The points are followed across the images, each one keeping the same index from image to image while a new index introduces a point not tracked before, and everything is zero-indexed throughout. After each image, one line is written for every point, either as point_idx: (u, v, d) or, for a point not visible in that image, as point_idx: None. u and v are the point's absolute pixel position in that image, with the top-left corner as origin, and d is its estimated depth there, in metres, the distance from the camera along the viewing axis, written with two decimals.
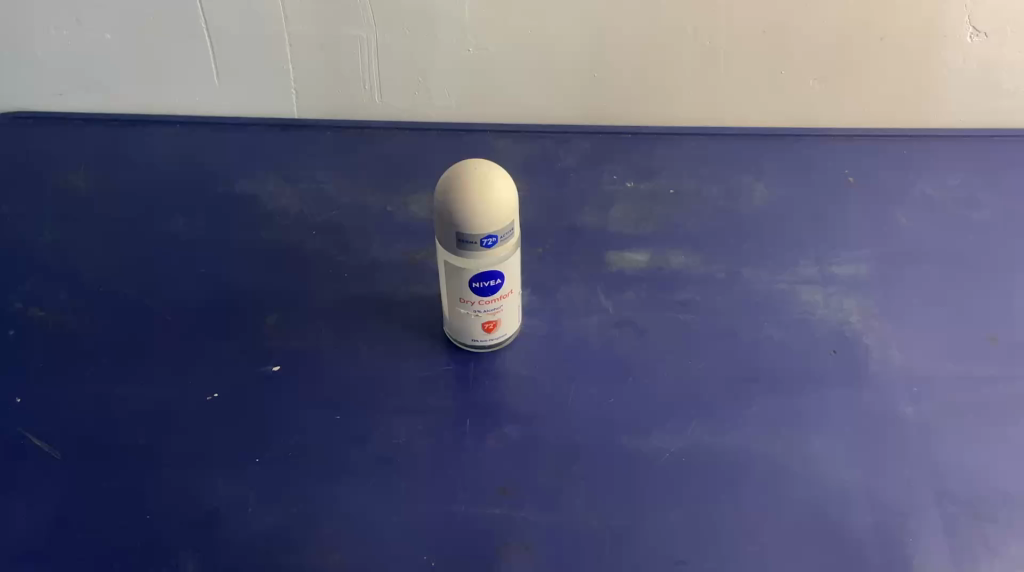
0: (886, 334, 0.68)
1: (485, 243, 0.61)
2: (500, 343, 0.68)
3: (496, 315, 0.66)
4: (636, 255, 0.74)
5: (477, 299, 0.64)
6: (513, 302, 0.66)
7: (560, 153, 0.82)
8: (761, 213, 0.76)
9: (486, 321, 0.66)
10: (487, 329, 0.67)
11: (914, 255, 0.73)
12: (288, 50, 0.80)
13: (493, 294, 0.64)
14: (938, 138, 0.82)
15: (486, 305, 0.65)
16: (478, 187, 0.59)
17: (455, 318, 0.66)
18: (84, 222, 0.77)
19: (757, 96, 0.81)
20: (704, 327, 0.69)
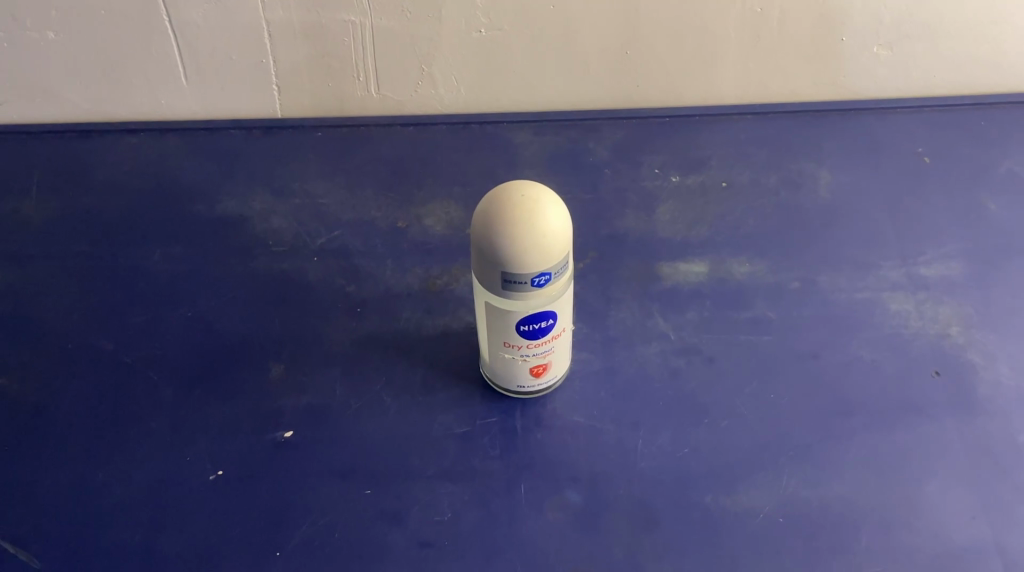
0: (993, 346, 0.59)
1: (535, 281, 0.50)
2: (549, 387, 0.58)
3: (547, 358, 0.56)
4: (693, 266, 0.64)
5: (525, 343, 0.54)
6: (565, 341, 0.56)
7: (590, 143, 0.71)
8: (829, 206, 0.67)
9: (534, 365, 0.56)
10: (536, 374, 0.56)
11: (1011, 248, 0.63)
12: (267, 41, 0.68)
13: (544, 336, 0.54)
14: (1017, 104, 0.72)
15: (535, 348, 0.55)
16: (530, 215, 0.48)
17: (497, 363, 0.56)
18: (42, 260, 0.65)
19: (811, 67, 0.71)
20: (782, 351, 0.60)
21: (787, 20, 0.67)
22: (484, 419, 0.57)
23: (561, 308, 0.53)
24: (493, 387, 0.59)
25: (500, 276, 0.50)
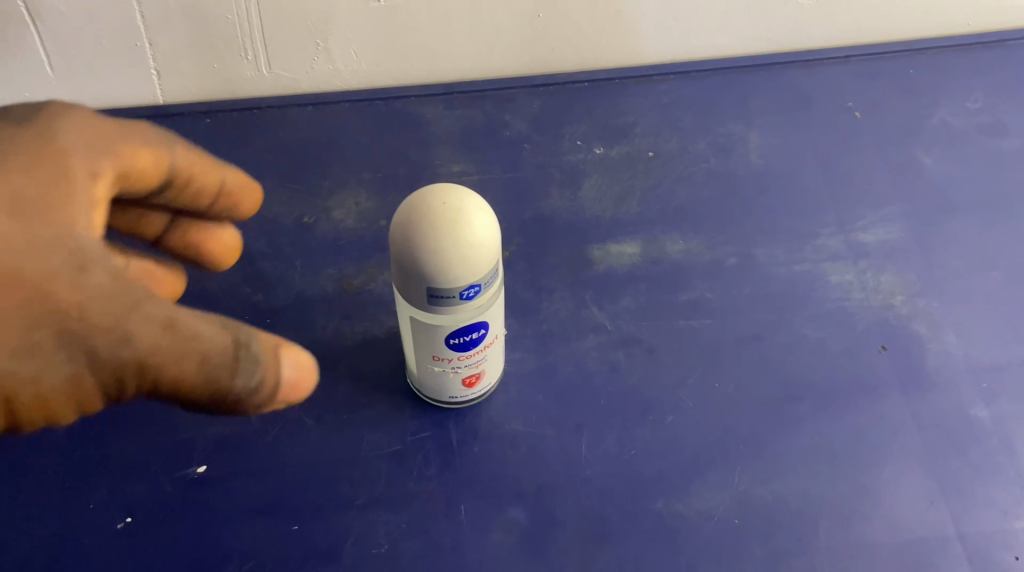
0: (938, 314, 0.57)
1: (464, 294, 0.45)
2: (483, 393, 0.54)
3: (479, 367, 0.51)
4: (625, 246, 0.60)
5: (456, 355, 0.50)
6: (498, 347, 0.52)
7: (506, 115, 0.67)
8: (761, 171, 0.63)
9: (466, 375, 0.52)
10: (468, 383, 0.52)
11: (948, 207, 0.61)
12: (140, 22, 0.61)
13: (475, 347, 0.50)
14: (942, 47, 0.69)
15: (466, 359, 0.50)
16: (447, 228, 0.43)
17: (426, 375, 0.52)
18: None
19: (733, 21, 0.66)
20: (724, 335, 0.57)
21: None
22: (415, 436, 0.53)
23: (491, 316, 0.49)
24: (422, 397, 0.54)
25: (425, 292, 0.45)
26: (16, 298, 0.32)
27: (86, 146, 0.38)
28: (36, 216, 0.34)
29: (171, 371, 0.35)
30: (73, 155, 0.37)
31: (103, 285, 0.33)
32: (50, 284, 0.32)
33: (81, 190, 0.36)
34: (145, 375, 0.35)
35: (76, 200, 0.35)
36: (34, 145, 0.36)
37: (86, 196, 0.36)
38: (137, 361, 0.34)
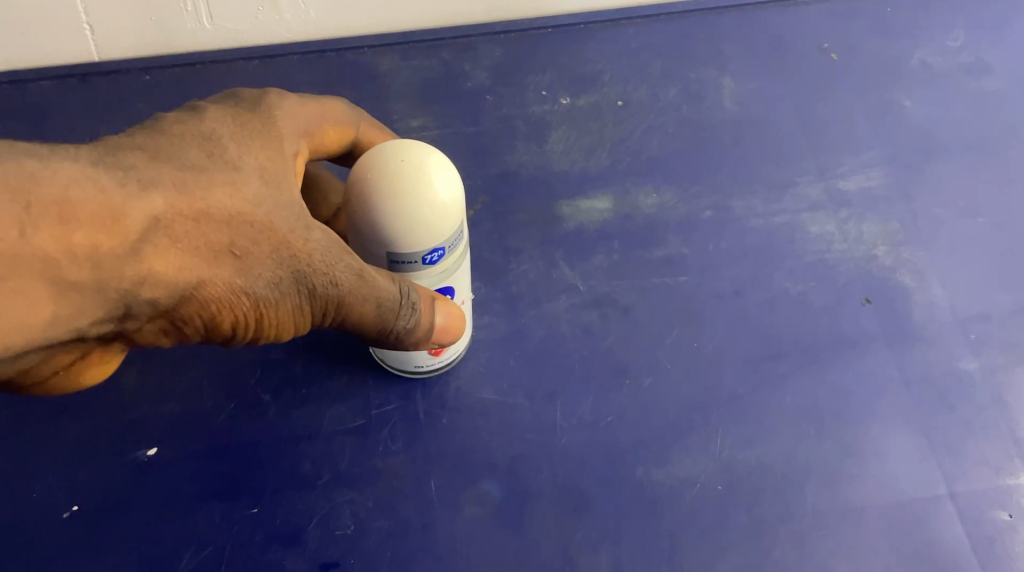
0: (923, 264, 0.55)
1: (423, 257, 0.42)
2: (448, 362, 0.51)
3: (447, 334, 0.48)
4: (596, 202, 0.57)
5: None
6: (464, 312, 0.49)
7: (466, 65, 0.63)
8: (735, 117, 0.60)
9: (432, 344, 0.49)
10: (435, 352, 0.49)
11: (930, 151, 0.59)
12: None
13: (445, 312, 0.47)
14: None
15: None
16: (404, 191, 0.39)
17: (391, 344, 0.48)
18: None
19: None
20: (701, 292, 0.54)
21: None
22: (380, 408, 0.50)
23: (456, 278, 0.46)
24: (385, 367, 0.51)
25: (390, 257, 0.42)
26: (228, 251, 0.35)
27: (275, 112, 0.40)
28: (266, 179, 0.36)
29: (360, 306, 0.39)
30: (281, 125, 0.39)
31: (322, 241, 0.37)
32: (263, 239, 0.35)
33: (291, 158, 0.39)
34: (331, 307, 0.39)
35: (282, 158, 0.38)
36: (243, 118, 0.39)
37: (291, 160, 0.39)
38: (342, 297, 0.38)
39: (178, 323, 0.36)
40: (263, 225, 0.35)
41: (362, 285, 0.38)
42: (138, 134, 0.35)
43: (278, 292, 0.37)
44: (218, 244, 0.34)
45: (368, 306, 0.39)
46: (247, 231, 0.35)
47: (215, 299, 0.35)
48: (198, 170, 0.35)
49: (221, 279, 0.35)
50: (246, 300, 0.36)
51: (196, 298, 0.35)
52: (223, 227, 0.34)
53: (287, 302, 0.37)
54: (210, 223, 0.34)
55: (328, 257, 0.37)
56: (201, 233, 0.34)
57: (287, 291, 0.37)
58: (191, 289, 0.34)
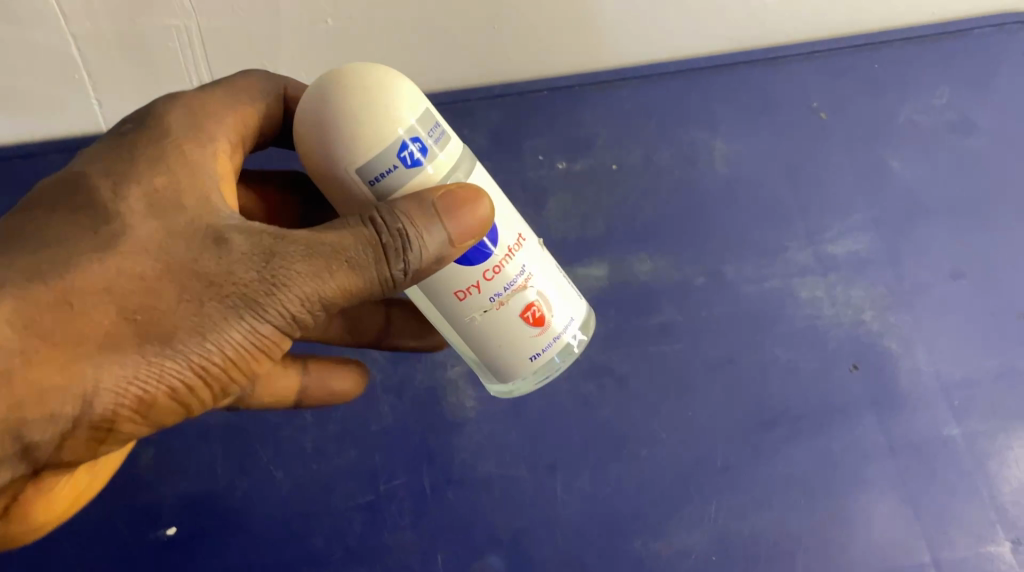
0: (909, 328, 0.57)
1: (416, 155, 0.33)
2: (565, 326, 0.39)
3: (532, 290, 0.38)
4: (593, 270, 0.59)
5: (493, 280, 0.36)
6: (539, 257, 0.39)
7: (465, 131, 0.64)
8: (727, 181, 0.62)
9: (517, 309, 0.37)
10: (536, 321, 0.38)
11: (917, 212, 0.60)
12: (76, 56, 0.57)
13: (498, 256, 0.36)
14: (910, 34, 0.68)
15: (497, 275, 0.36)
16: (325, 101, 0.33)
17: (482, 346, 0.38)
18: None
19: (695, 24, 0.64)
20: (696, 359, 0.56)
21: None
22: (388, 483, 0.52)
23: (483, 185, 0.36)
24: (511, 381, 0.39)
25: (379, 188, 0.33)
26: (134, 315, 0.31)
27: (182, 138, 0.36)
28: (150, 213, 0.33)
29: (326, 283, 0.33)
30: (189, 146, 0.36)
31: (240, 248, 0.32)
32: (161, 284, 0.31)
33: (205, 165, 0.36)
34: (303, 307, 0.33)
35: (192, 179, 0.34)
36: (134, 146, 0.35)
37: (207, 173, 0.35)
38: (301, 291, 0.33)
39: (151, 412, 0.32)
40: (162, 266, 0.32)
41: (308, 267, 0.33)
42: (14, 224, 0.33)
43: (219, 319, 0.32)
44: (117, 309, 0.31)
45: (330, 283, 0.33)
46: (145, 277, 0.31)
47: (149, 365, 0.31)
48: (63, 245, 0.31)
49: (139, 343, 0.31)
50: (188, 350, 0.31)
51: (126, 378, 0.31)
52: (118, 289, 0.31)
53: (238, 330, 0.32)
54: (100, 294, 0.31)
55: (248, 267, 0.32)
56: (89, 313, 0.30)
57: (233, 315, 0.32)
58: (108, 367, 0.30)
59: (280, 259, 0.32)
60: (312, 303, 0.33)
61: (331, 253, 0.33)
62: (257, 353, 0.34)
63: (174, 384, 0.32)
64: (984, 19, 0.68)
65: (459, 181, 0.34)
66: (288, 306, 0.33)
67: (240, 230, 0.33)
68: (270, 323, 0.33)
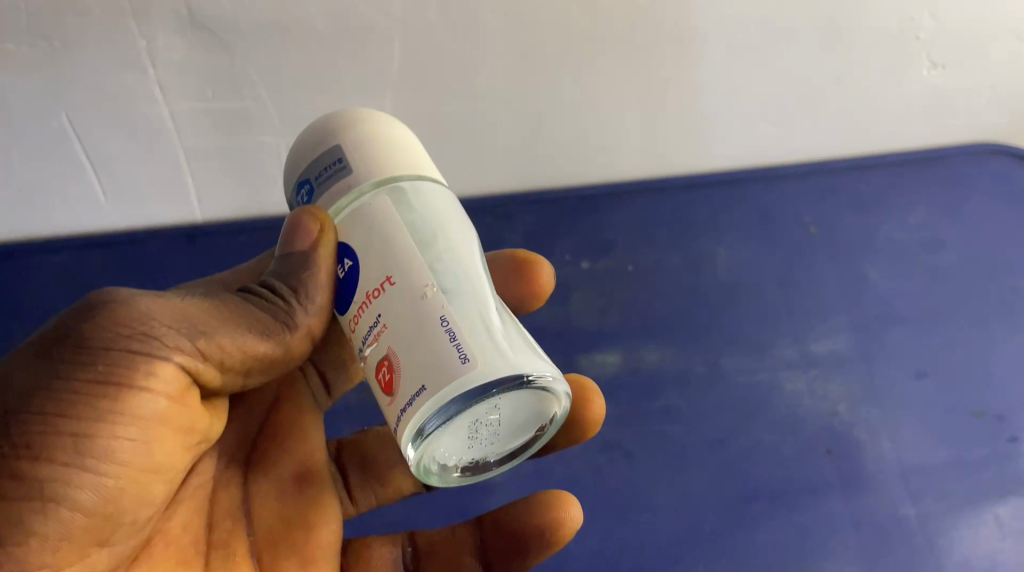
0: (876, 420, 0.66)
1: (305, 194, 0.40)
2: (414, 393, 0.33)
3: (384, 346, 0.35)
4: (608, 357, 0.69)
5: (355, 329, 0.37)
6: (410, 309, 0.34)
7: (505, 232, 0.76)
8: (727, 285, 0.73)
9: (376, 363, 0.35)
10: (386, 384, 0.35)
11: (887, 320, 0.72)
12: (184, 163, 0.69)
13: (360, 302, 0.37)
14: (892, 162, 0.82)
15: (360, 321, 0.37)
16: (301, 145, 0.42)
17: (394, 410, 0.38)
18: None
19: (710, 146, 0.77)
20: (694, 439, 0.65)
21: (684, 115, 0.73)
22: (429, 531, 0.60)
23: (370, 227, 0.37)
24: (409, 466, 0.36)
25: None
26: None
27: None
28: None
29: (174, 310, 0.37)
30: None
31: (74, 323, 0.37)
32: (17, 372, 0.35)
33: None
34: (159, 328, 0.36)
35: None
36: None
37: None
38: (139, 315, 0.36)
39: (26, 497, 0.33)
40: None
41: (162, 303, 0.37)
42: None
43: (56, 370, 0.34)
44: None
45: (180, 310, 0.37)
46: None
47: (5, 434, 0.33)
48: None
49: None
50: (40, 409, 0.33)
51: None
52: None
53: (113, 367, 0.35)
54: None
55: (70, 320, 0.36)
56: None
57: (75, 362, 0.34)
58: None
59: (98, 302, 0.36)
60: (166, 326, 0.36)
61: (161, 298, 0.38)
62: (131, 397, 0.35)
63: (36, 448, 0.33)
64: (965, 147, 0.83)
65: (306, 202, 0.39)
66: (131, 332, 0.35)
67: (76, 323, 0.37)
68: (121, 352, 0.35)
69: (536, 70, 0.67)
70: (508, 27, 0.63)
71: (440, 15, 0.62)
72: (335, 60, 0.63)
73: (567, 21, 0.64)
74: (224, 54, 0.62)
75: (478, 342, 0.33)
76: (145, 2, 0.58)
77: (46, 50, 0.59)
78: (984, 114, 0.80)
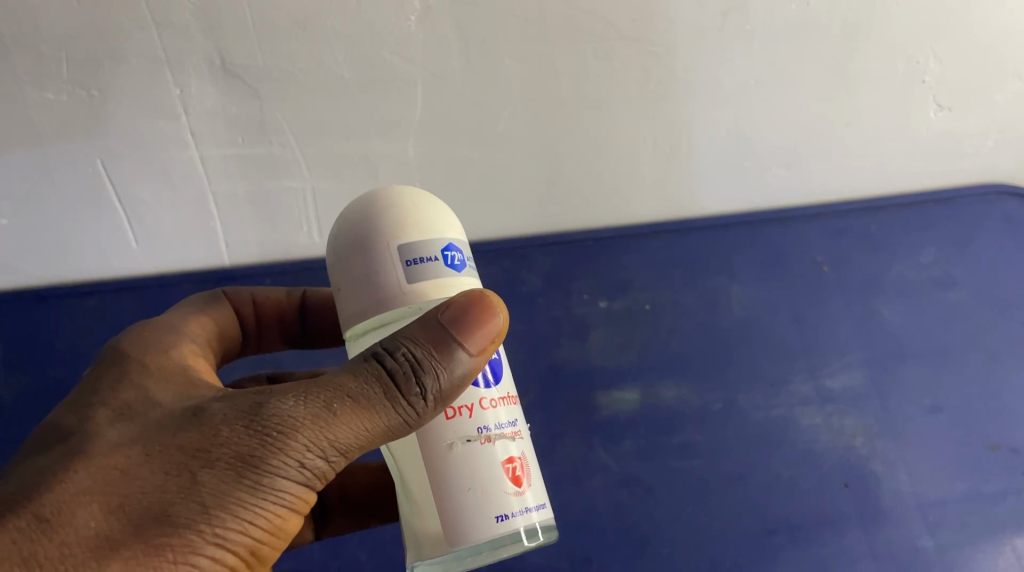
0: (891, 454, 0.67)
1: (449, 258, 0.39)
2: (540, 506, 0.39)
3: (516, 449, 0.39)
4: (627, 394, 0.70)
5: (486, 412, 0.39)
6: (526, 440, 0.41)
7: (524, 271, 0.78)
8: (740, 323, 0.75)
9: (507, 458, 0.38)
10: (514, 478, 0.38)
11: (901, 355, 0.73)
12: (214, 212, 0.71)
13: (497, 397, 0.40)
14: (900, 206, 0.84)
15: (491, 407, 0.39)
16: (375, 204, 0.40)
17: (457, 482, 0.37)
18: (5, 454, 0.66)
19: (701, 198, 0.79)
20: (712, 475, 0.65)
21: (695, 162, 0.76)
22: None
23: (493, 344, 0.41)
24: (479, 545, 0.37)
25: (419, 273, 0.38)
26: (124, 508, 0.31)
27: (140, 347, 0.41)
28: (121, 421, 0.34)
29: (327, 430, 0.34)
30: (154, 343, 0.41)
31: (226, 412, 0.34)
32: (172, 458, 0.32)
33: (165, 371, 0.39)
34: (309, 455, 0.34)
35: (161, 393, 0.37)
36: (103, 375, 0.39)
37: (175, 375, 0.38)
38: (298, 440, 0.33)
39: None
40: (143, 456, 0.32)
41: (314, 408, 0.34)
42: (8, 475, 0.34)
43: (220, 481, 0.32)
44: (110, 507, 0.31)
45: (335, 428, 0.34)
46: (129, 470, 0.32)
47: (173, 545, 0.30)
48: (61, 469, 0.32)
49: (149, 529, 0.30)
50: (203, 520, 0.31)
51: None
52: (103, 491, 0.31)
53: (265, 478, 0.33)
54: (86, 502, 0.31)
55: (233, 431, 0.33)
56: (76, 518, 0.30)
57: (234, 479, 0.32)
58: (111, 557, 0.29)
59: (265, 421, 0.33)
60: (318, 452, 0.34)
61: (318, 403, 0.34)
62: (271, 509, 0.33)
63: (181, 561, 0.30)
64: (972, 189, 0.85)
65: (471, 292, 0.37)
66: (285, 457, 0.33)
67: (218, 406, 0.34)
68: (270, 469, 0.33)
69: (558, 121, 0.70)
70: (529, 77, 0.67)
71: (462, 62, 0.65)
72: (363, 104, 0.66)
73: (585, 72, 0.67)
74: (254, 101, 0.64)
75: None
76: (179, 54, 0.61)
77: (84, 99, 0.62)
78: (993, 152, 0.82)
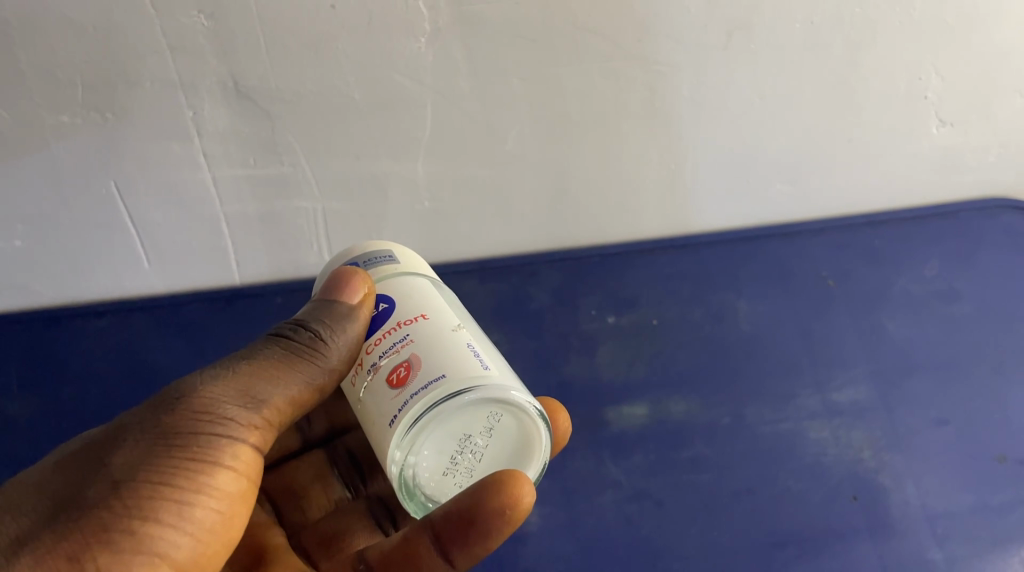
0: (899, 467, 0.67)
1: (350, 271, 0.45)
2: (432, 379, 0.37)
3: (409, 352, 0.39)
4: (635, 409, 0.71)
5: (376, 344, 0.40)
6: (444, 333, 0.39)
7: (530, 289, 0.80)
8: (746, 337, 0.76)
9: (393, 368, 0.39)
10: (397, 380, 0.38)
11: (907, 369, 0.74)
12: (225, 230, 0.72)
13: (388, 325, 0.40)
14: (902, 219, 0.86)
15: (384, 338, 0.40)
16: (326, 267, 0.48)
17: (369, 416, 0.40)
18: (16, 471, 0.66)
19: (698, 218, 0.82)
20: (720, 488, 0.65)
21: (696, 177, 0.76)
22: None
23: (408, 289, 0.42)
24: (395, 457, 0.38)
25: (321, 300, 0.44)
26: (49, 511, 0.36)
27: None
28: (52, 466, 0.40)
29: (223, 395, 0.38)
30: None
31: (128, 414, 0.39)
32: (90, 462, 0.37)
33: None
34: (215, 413, 0.38)
35: None
36: None
37: None
38: (196, 405, 0.38)
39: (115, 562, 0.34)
40: (66, 473, 0.37)
41: (206, 384, 0.38)
42: None
43: (131, 455, 0.36)
44: (36, 515, 0.36)
45: (230, 391, 0.38)
46: (54, 485, 0.37)
47: (94, 515, 0.35)
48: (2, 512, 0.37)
49: (72, 514, 0.35)
50: (119, 490, 0.35)
51: (79, 547, 0.34)
52: (32, 506, 0.36)
53: (175, 443, 0.37)
54: (18, 518, 0.36)
55: (139, 418, 0.38)
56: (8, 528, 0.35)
57: (144, 450, 0.37)
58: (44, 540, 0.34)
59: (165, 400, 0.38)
60: (221, 413, 0.38)
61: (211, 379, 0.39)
62: (192, 470, 0.37)
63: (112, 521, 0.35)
64: (975, 203, 0.87)
65: (339, 276, 0.42)
66: (200, 413, 0.38)
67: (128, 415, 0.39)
68: (179, 434, 0.37)
69: (566, 141, 0.71)
70: (538, 96, 0.67)
71: (470, 83, 0.65)
72: (373, 125, 0.67)
73: (592, 91, 0.68)
74: (266, 122, 0.65)
75: (495, 366, 0.39)
76: (193, 77, 0.61)
77: (99, 123, 0.63)
78: (996, 167, 0.83)
